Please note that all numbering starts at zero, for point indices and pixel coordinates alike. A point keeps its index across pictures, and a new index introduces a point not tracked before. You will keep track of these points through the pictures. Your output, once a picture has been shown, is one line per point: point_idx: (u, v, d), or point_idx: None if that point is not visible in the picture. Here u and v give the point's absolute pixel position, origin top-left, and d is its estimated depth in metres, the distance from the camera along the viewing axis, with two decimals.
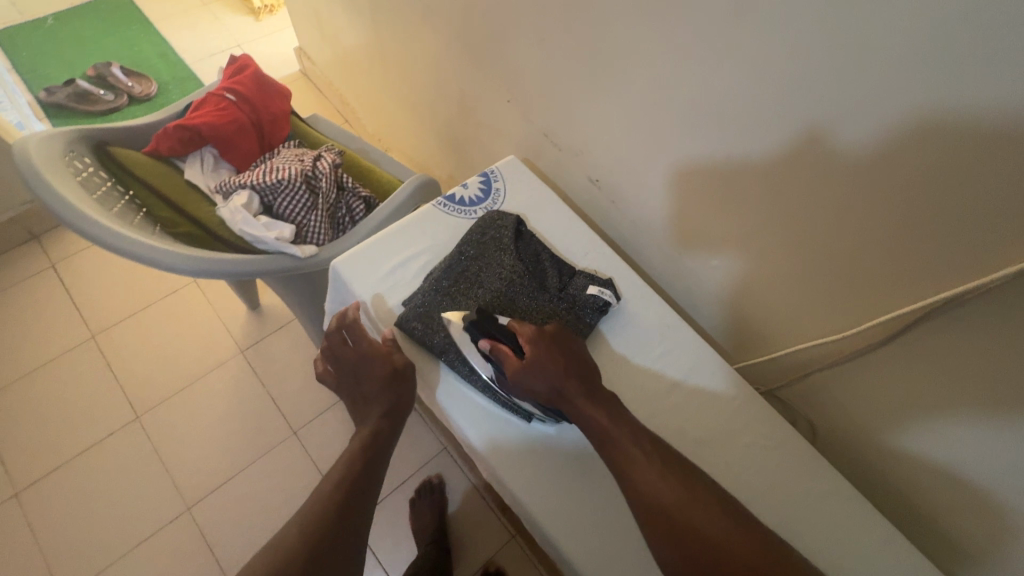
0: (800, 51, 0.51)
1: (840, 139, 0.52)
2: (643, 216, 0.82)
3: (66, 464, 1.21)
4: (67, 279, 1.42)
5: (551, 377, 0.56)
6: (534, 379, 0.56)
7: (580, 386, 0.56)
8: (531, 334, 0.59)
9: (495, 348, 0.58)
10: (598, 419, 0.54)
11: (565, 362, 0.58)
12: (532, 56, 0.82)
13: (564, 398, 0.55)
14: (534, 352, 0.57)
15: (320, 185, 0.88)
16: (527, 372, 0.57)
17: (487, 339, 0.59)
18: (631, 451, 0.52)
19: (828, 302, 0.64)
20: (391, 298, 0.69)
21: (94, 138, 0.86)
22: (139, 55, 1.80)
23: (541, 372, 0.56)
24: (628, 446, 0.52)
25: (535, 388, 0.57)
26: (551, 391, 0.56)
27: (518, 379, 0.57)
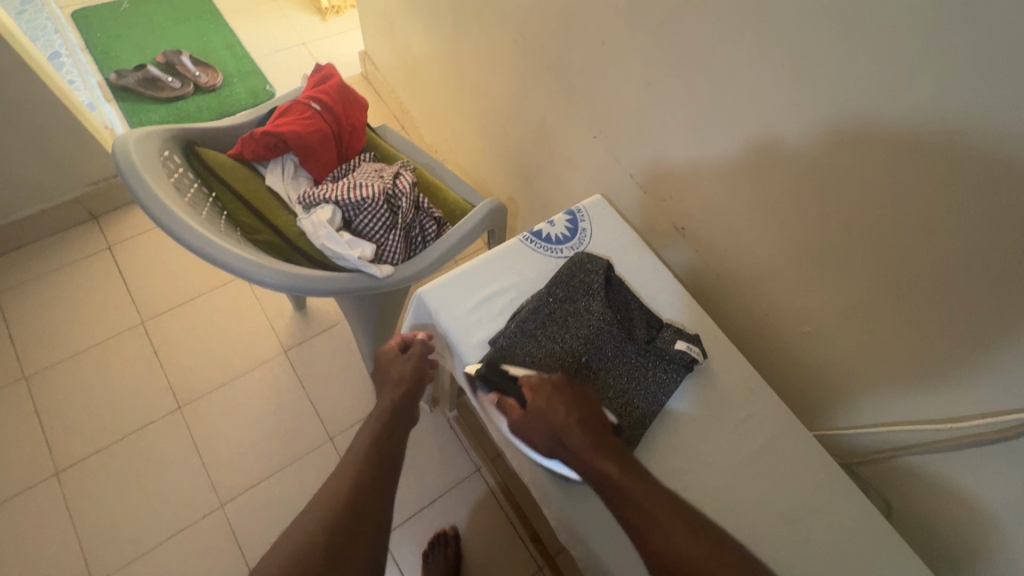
0: (948, 141, 0.49)
1: (980, 228, 0.51)
2: (727, 270, 0.81)
3: (106, 448, 1.21)
4: (122, 262, 1.44)
5: (552, 425, 0.57)
6: (532, 432, 0.58)
7: (584, 437, 0.56)
8: (533, 382, 0.59)
9: (501, 401, 0.61)
10: (591, 462, 0.55)
11: (567, 410, 0.57)
12: (629, 98, 0.82)
13: (565, 447, 0.56)
14: (535, 403, 0.58)
15: (400, 205, 0.88)
16: (527, 425, 0.58)
17: (493, 393, 0.61)
18: (646, 506, 0.52)
19: (934, 386, 0.61)
20: (475, 334, 0.68)
21: (184, 139, 0.87)
22: (208, 45, 1.83)
23: (542, 422, 0.57)
24: (647, 506, 0.52)
25: (536, 441, 0.58)
26: (554, 443, 0.57)
27: (520, 432, 0.59)
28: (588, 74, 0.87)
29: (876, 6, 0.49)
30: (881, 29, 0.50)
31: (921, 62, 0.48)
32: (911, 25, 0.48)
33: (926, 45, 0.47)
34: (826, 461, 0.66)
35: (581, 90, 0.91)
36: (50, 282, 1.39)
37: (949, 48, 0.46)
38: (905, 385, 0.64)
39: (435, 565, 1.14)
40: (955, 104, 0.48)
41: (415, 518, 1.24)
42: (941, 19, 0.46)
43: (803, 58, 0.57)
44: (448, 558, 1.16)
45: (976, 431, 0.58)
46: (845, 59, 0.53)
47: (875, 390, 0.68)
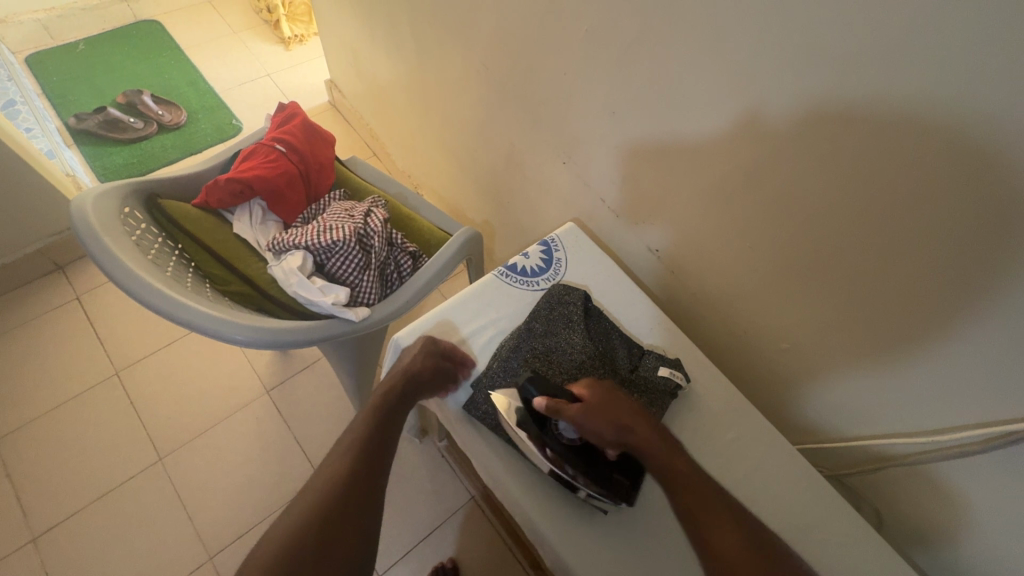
0: (906, 168, 0.51)
1: (943, 247, 0.52)
2: (703, 291, 0.81)
3: (85, 507, 1.17)
4: (92, 311, 1.40)
5: (614, 414, 0.59)
6: (597, 423, 0.58)
7: (648, 428, 0.59)
8: (587, 386, 0.61)
9: (554, 403, 0.59)
10: (651, 449, 0.57)
11: (625, 407, 0.60)
12: (596, 125, 0.82)
13: (631, 435, 0.57)
14: (593, 399, 0.59)
15: (372, 243, 0.87)
16: (591, 419, 0.58)
17: (545, 395, 0.60)
18: (705, 490, 0.54)
19: (915, 400, 0.62)
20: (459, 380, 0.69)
21: (145, 192, 0.85)
22: (169, 83, 1.80)
23: (605, 415, 0.58)
24: (708, 490, 0.54)
25: (600, 432, 0.58)
26: (617, 433, 0.58)
27: (582, 429, 0.58)
28: (554, 103, 0.88)
29: (828, 40, 0.50)
30: (836, 61, 0.51)
31: (877, 92, 0.49)
32: (864, 57, 0.49)
33: (879, 76, 0.48)
34: (818, 480, 0.66)
35: (548, 118, 0.91)
36: (16, 339, 1.34)
37: (900, 81, 0.47)
38: (889, 400, 0.65)
39: None
40: (910, 132, 0.49)
41: (411, 553, 1.22)
42: (891, 54, 0.47)
43: (763, 88, 0.58)
44: None
45: (962, 441, 0.59)
46: (802, 89, 0.55)
47: (859, 408, 0.68)
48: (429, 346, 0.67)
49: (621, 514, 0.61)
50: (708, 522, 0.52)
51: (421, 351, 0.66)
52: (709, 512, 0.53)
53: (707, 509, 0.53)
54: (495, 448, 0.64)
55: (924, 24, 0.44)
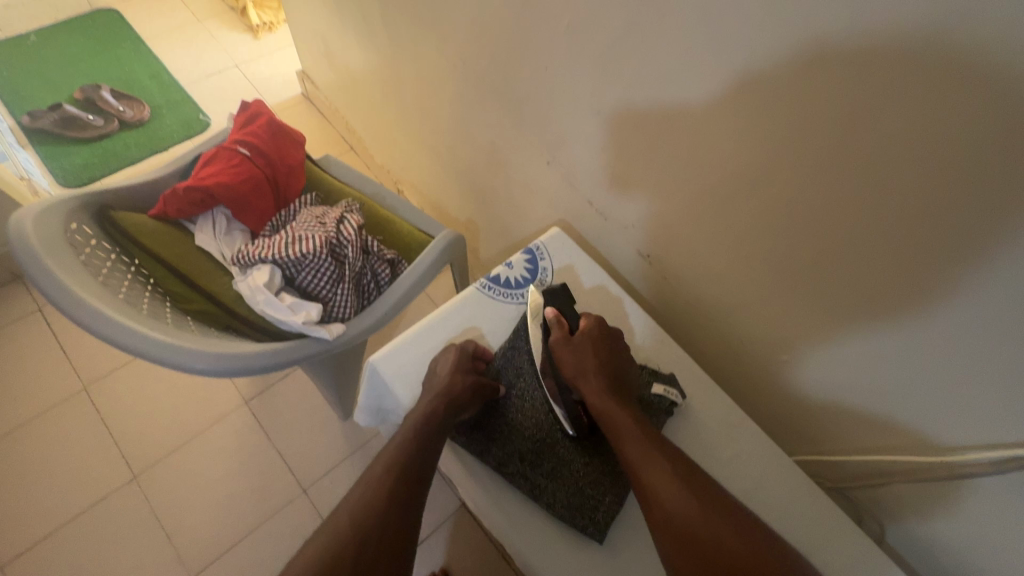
0: (920, 180, 0.47)
1: (954, 261, 0.48)
2: (698, 298, 0.77)
3: (57, 531, 1.12)
4: (56, 324, 1.33)
5: (585, 358, 0.60)
6: (565, 356, 0.61)
7: (609, 386, 0.58)
8: (589, 325, 0.63)
9: (558, 317, 0.63)
10: (606, 400, 0.57)
11: (603, 359, 0.61)
12: (581, 123, 0.77)
13: (591, 381, 0.58)
14: (582, 337, 0.62)
15: (346, 254, 0.81)
16: (568, 347, 0.61)
17: (553, 310, 0.64)
18: (640, 444, 0.53)
19: (920, 415, 0.59)
20: None
21: (96, 204, 0.78)
22: (129, 76, 1.70)
23: (582, 352, 0.60)
24: (652, 448, 0.53)
25: (564, 362, 0.60)
26: (579, 372, 0.59)
27: (556, 350, 0.61)
28: (537, 99, 0.82)
29: (834, 40, 0.46)
30: (843, 62, 0.46)
31: (888, 98, 0.45)
32: (872, 61, 0.44)
33: (891, 81, 0.44)
34: (819, 497, 0.63)
35: (531, 116, 0.85)
36: None
37: (914, 86, 0.43)
38: (896, 416, 0.62)
39: None
40: (922, 143, 0.45)
41: None
42: (903, 57, 0.43)
43: (763, 90, 0.53)
44: None
45: (972, 463, 0.56)
46: (805, 92, 0.50)
47: (861, 419, 0.66)
48: (461, 363, 0.62)
49: (616, 546, 0.58)
50: (643, 468, 0.51)
51: (453, 368, 0.61)
52: (647, 465, 0.51)
53: (648, 460, 0.52)
54: (481, 476, 0.61)
55: (939, 25, 0.40)
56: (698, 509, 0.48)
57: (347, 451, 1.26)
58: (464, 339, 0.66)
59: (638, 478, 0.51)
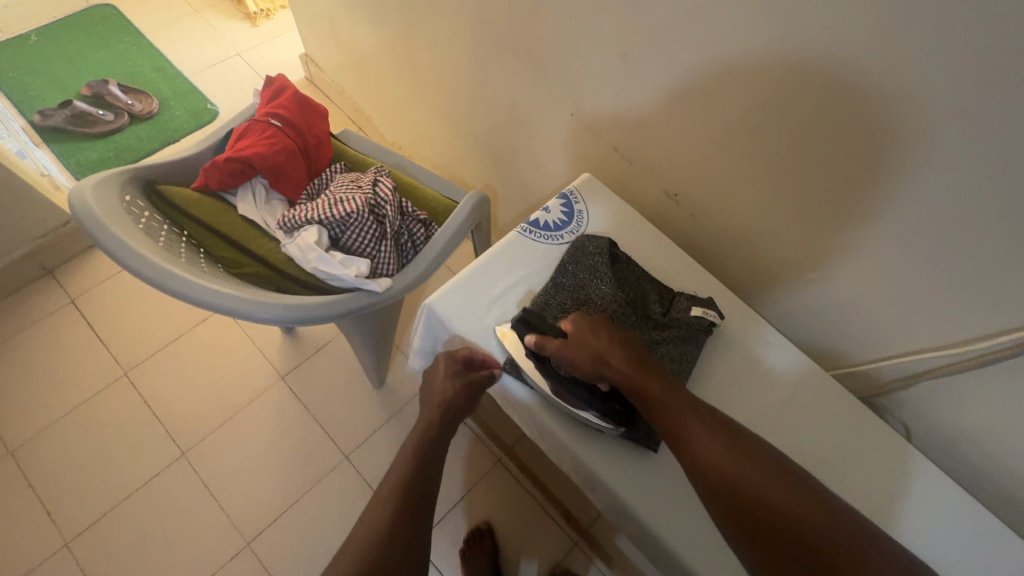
0: (950, 85, 0.49)
1: (967, 162, 0.52)
2: (725, 231, 0.81)
3: (115, 508, 1.17)
4: (90, 314, 1.36)
5: (592, 347, 0.59)
6: (575, 358, 0.59)
7: (625, 355, 0.58)
8: (575, 319, 0.61)
9: (541, 338, 0.61)
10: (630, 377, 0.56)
11: (608, 337, 0.59)
12: (602, 71, 0.80)
13: (609, 364, 0.57)
14: (576, 333, 0.60)
15: (385, 213, 0.85)
16: (569, 350, 0.59)
17: (532, 335, 0.62)
18: (679, 420, 0.53)
19: (942, 315, 0.64)
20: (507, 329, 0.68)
21: (143, 179, 0.81)
22: (134, 69, 1.71)
23: (583, 346, 0.59)
24: (687, 418, 0.53)
25: (576, 362, 0.59)
26: (594, 362, 0.58)
27: (562, 358, 0.59)
28: (557, 53, 0.85)
29: None
30: None
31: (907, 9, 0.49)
32: None
33: None
34: (850, 402, 0.68)
35: (551, 69, 0.88)
36: (15, 349, 1.30)
37: None
38: (918, 318, 0.67)
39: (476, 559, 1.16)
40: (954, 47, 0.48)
41: (444, 519, 1.24)
42: None
43: (781, 15, 0.57)
44: (488, 551, 1.18)
45: (994, 349, 0.61)
46: (832, 14, 0.53)
47: (887, 327, 0.71)
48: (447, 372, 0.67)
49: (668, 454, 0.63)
50: (686, 446, 0.52)
51: (447, 374, 0.67)
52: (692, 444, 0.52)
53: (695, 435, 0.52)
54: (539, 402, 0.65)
55: None
56: (751, 472, 0.50)
57: (384, 416, 1.31)
58: (510, 279, 0.70)
59: (682, 456, 0.52)
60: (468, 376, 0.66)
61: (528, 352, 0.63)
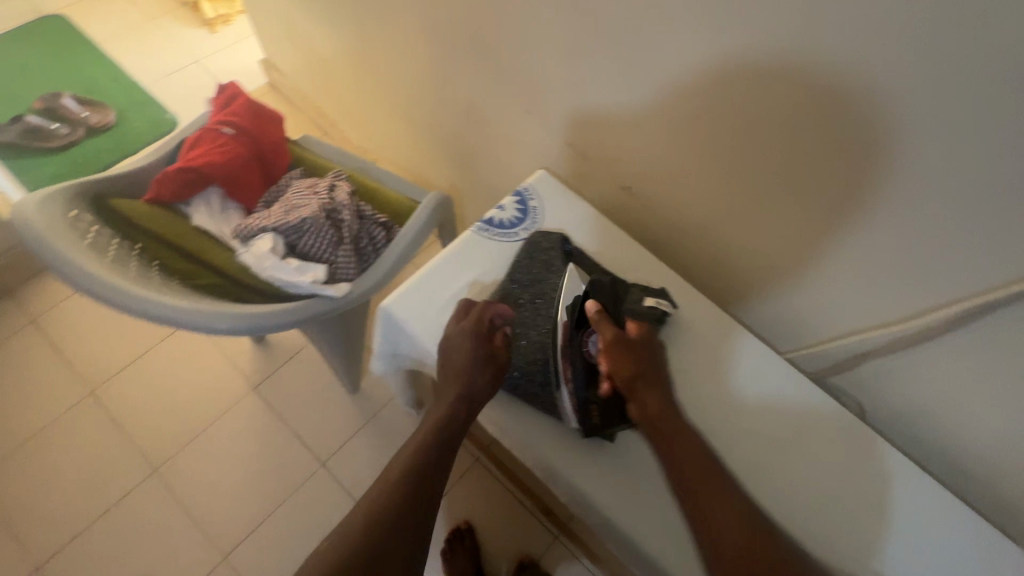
0: (877, 66, 0.52)
1: (898, 138, 0.54)
2: (680, 221, 0.83)
3: (86, 529, 1.15)
4: (53, 333, 1.33)
5: (638, 361, 0.58)
6: (618, 355, 0.58)
7: (659, 391, 0.57)
8: (637, 329, 0.62)
9: (603, 318, 0.61)
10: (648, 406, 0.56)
11: (651, 365, 0.59)
12: (553, 66, 0.81)
13: (642, 385, 0.57)
14: (632, 338, 0.60)
15: (342, 218, 0.85)
16: (618, 349, 0.58)
17: (598, 309, 0.62)
18: (686, 460, 0.52)
19: (885, 293, 0.66)
20: None
21: (92, 192, 0.80)
22: (89, 81, 1.67)
23: (631, 355, 0.58)
24: (698, 458, 0.52)
25: (613, 365, 0.58)
26: (630, 375, 0.57)
27: (606, 349, 0.59)
28: (509, 50, 0.86)
29: None
30: None
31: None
32: None
33: None
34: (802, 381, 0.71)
35: (505, 66, 0.89)
36: None
37: None
38: (863, 298, 0.69)
39: (456, 559, 1.16)
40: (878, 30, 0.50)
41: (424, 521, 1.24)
42: None
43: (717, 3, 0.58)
44: (468, 550, 1.18)
45: (936, 322, 0.63)
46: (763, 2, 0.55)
47: (835, 309, 0.73)
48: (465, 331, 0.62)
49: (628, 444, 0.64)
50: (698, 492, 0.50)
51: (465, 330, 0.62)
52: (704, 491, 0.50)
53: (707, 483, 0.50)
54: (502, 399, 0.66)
55: None
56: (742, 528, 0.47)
57: (360, 421, 1.31)
58: (466, 279, 0.70)
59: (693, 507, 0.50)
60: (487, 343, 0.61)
61: (578, 321, 0.62)
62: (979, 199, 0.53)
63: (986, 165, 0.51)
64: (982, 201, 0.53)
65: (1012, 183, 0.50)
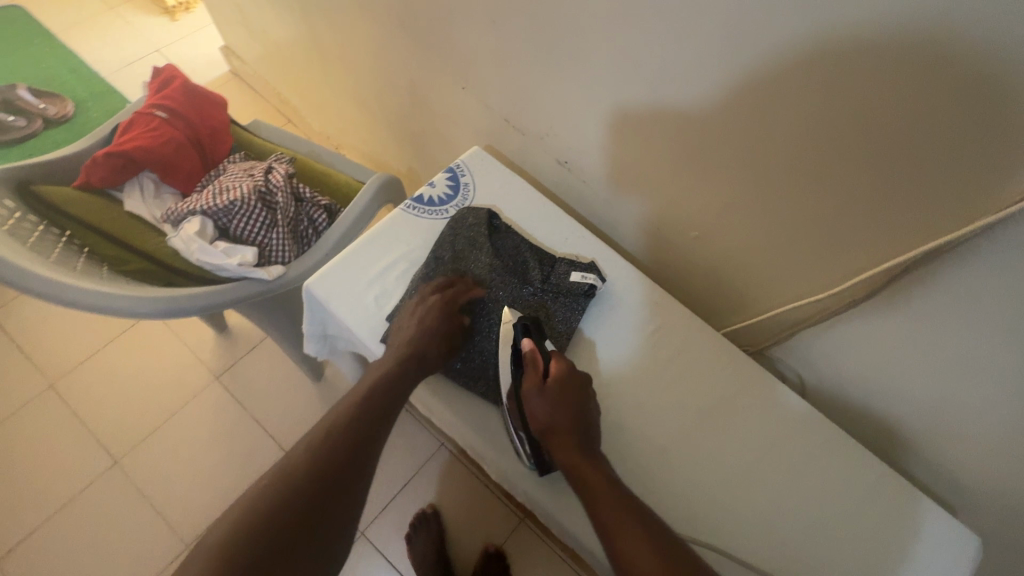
0: (780, 22, 0.50)
1: (809, 97, 0.53)
2: (619, 196, 0.81)
3: (47, 521, 1.15)
4: (11, 327, 1.32)
5: (556, 412, 0.55)
6: (536, 406, 0.56)
7: (574, 438, 0.54)
8: (562, 370, 0.58)
9: (534, 356, 0.58)
10: (569, 455, 0.53)
11: (569, 410, 0.55)
12: (484, 40, 0.79)
13: (557, 437, 0.54)
14: (556, 384, 0.57)
15: (276, 200, 0.83)
16: (541, 398, 0.56)
17: (530, 344, 0.59)
18: (604, 512, 0.50)
19: (814, 261, 0.65)
20: (387, 305, 0.66)
21: (16, 179, 0.78)
22: (46, 73, 1.65)
23: (551, 406, 0.55)
24: (621, 514, 0.49)
25: (533, 414, 0.56)
26: (545, 426, 0.55)
27: (528, 396, 0.56)
28: (441, 25, 0.83)
29: None
30: None
31: None
32: None
33: None
34: (733, 354, 0.71)
35: (441, 42, 0.86)
36: None
37: None
38: (792, 266, 0.68)
39: (418, 543, 1.15)
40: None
41: (389, 507, 1.24)
42: None
43: None
44: (432, 535, 1.17)
45: (860, 287, 0.62)
46: None
47: (770, 281, 0.72)
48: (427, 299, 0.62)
49: None
50: (614, 541, 0.48)
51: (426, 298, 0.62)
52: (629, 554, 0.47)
53: (620, 528, 0.48)
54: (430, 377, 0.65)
55: None
56: None
57: (323, 410, 1.30)
58: (393, 257, 0.69)
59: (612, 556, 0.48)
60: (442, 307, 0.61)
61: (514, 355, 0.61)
62: (883, 156, 0.52)
63: (890, 122, 0.50)
64: (894, 161, 0.52)
65: (917, 140, 0.49)
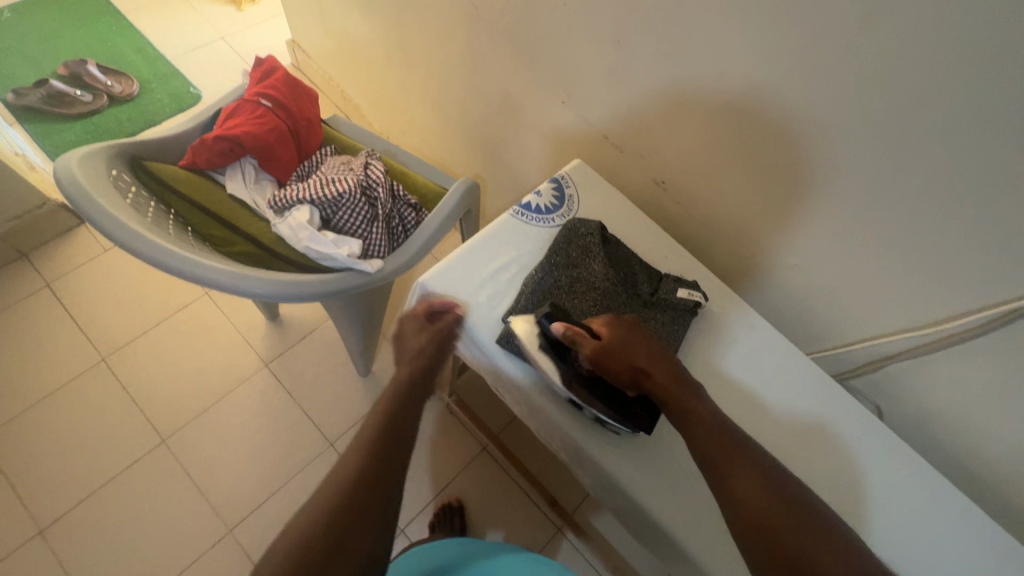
0: (935, 70, 0.52)
1: (938, 147, 0.56)
2: (712, 219, 0.84)
3: (92, 494, 1.14)
4: (66, 298, 1.33)
5: (633, 356, 0.58)
6: (613, 362, 0.58)
7: (664, 368, 0.58)
8: (606, 320, 0.61)
9: (573, 332, 0.59)
10: (667, 390, 0.57)
11: (644, 346, 0.59)
12: (596, 60, 0.82)
13: (648, 378, 0.57)
14: (613, 335, 0.59)
15: (377, 196, 0.85)
16: (608, 355, 0.58)
17: (560, 325, 0.60)
18: (712, 442, 0.53)
19: (914, 299, 0.68)
20: (499, 306, 0.68)
21: (129, 155, 0.81)
22: (114, 50, 1.67)
23: (623, 354, 0.58)
24: (724, 443, 0.53)
25: (615, 370, 0.58)
26: (631, 376, 0.58)
27: (600, 361, 0.58)
28: (551, 42, 0.86)
29: None
30: None
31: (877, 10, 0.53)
32: None
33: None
34: (825, 381, 0.73)
35: (546, 57, 0.89)
36: None
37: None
38: (890, 301, 0.70)
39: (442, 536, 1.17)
40: (938, 36, 0.51)
41: (430, 506, 1.24)
42: None
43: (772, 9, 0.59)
44: (455, 530, 1.19)
45: (964, 328, 0.65)
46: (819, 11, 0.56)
47: (862, 313, 0.74)
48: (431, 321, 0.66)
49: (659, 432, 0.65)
50: (726, 474, 0.51)
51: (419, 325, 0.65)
52: (738, 479, 0.51)
53: (730, 462, 0.52)
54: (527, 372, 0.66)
55: None
56: (766, 495, 0.49)
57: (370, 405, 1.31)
58: (504, 260, 0.71)
59: (723, 489, 0.51)
60: (435, 326, 0.65)
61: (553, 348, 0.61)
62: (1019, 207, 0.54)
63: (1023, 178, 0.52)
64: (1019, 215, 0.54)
65: None
